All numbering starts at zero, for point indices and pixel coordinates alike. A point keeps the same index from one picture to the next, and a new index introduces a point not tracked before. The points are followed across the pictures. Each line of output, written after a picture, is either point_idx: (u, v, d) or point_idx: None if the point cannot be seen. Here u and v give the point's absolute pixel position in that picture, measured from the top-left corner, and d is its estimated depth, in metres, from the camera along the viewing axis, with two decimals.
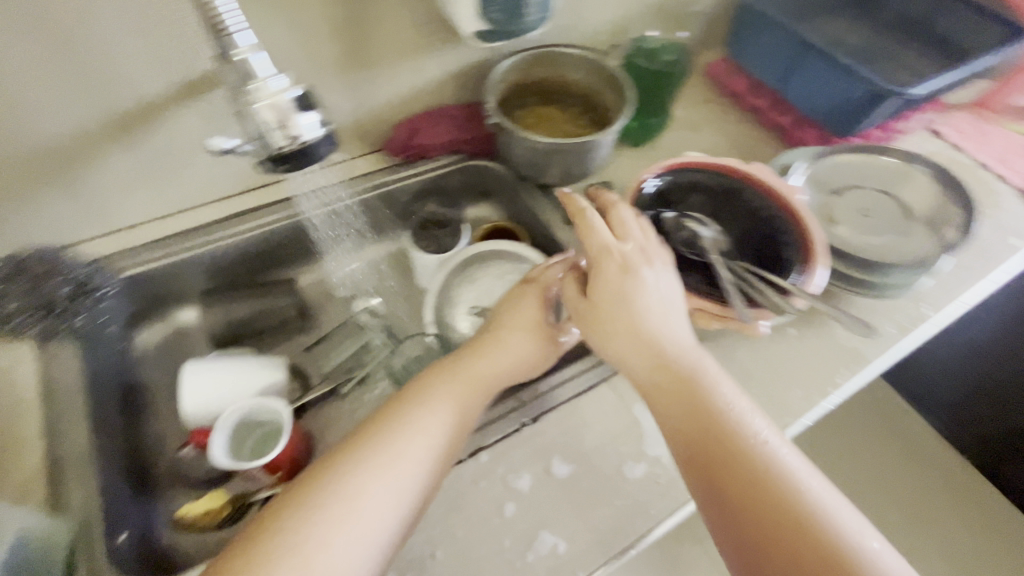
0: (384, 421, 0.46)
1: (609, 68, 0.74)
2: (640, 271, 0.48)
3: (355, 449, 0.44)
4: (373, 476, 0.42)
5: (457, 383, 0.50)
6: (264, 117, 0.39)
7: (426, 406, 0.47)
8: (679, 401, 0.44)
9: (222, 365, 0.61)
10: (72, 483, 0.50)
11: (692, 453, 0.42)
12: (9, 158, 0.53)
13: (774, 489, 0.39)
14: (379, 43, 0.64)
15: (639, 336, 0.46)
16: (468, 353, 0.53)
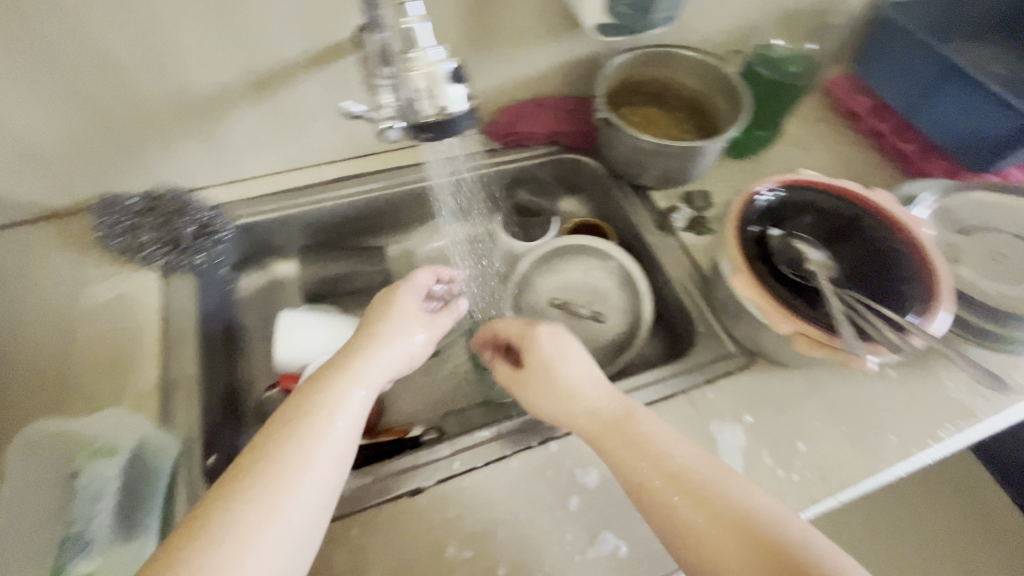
0: (287, 415, 0.40)
1: (725, 74, 0.70)
2: (558, 336, 0.53)
3: (264, 444, 0.38)
4: (292, 468, 0.37)
5: (371, 362, 0.45)
6: (415, 83, 0.37)
7: (338, 386, 0.42)
8: (626, 447, 0.46)
9: (316, 318, 0.64)
10: (179, 405, 0.54)
11: (653, 504, 0.42)
12: (161, 104, 0.59)
13: (697, 496, 0.41)
14: (502, 28, 0.64)
15: (569, 395, 0.50)
16: (375, 336, 0.47)
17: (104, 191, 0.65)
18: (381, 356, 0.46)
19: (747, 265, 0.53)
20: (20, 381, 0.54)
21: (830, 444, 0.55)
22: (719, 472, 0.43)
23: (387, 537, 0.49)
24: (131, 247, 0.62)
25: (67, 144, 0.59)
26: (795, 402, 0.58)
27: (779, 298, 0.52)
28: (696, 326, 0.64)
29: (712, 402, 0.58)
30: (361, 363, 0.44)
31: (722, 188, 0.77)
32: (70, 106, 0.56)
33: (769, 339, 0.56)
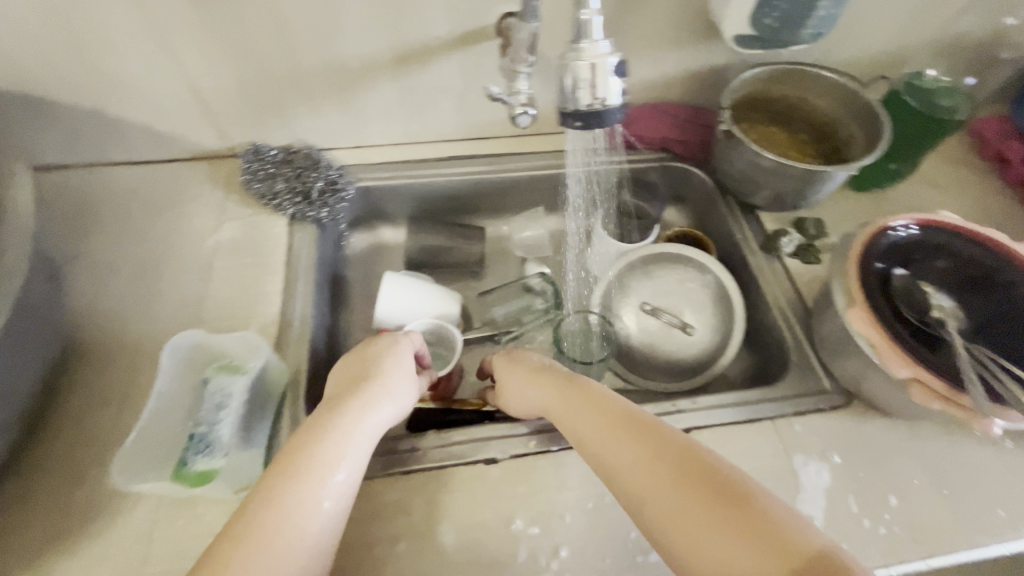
0: (289, 463, 0.40)
1: (865, 99, 0.68)
2: (511, 350, 0.59)
3: (272, 492, 0.39)
4: (298, 517, 0.38)
5: (372, 415, 0.46)
6: (580, 73, 0.39)
7: (342, 435, 0.43)
8: (576, 408, 0.47)
9: (408, 286, 0.67)
10: (291, 340, 0.59)
11: (600, 460, 0.43)
12: (318, 68, 0.65)
13: (622, 440, 0.42)
14: (639, 29, 0.65)
15: (526, 385, 0.53)
16: (375, 388, 0.48)
17: (251, 141, 0.72)
18: (380, 408, 0.47)
19: (866, 299, 0.51)
20: (166, 295, 0.62)
21: (925, 503, 0.52)
22: (653, 416, 0.43)
23: (460, 498, 0.51)
24: (267, 194, 0.68)
25: (231, 94, 0.66)
26: (891, 452, 0.55)
27: (898, 338, 0.49)
28: (792, 356, 0.62)
29: (799, 437, 0.55)
30: (362, 414, 0.46)
31: (837, 220, 0.73)
32: (242, 61, 0.62)
33: (874, 382, 0.54)
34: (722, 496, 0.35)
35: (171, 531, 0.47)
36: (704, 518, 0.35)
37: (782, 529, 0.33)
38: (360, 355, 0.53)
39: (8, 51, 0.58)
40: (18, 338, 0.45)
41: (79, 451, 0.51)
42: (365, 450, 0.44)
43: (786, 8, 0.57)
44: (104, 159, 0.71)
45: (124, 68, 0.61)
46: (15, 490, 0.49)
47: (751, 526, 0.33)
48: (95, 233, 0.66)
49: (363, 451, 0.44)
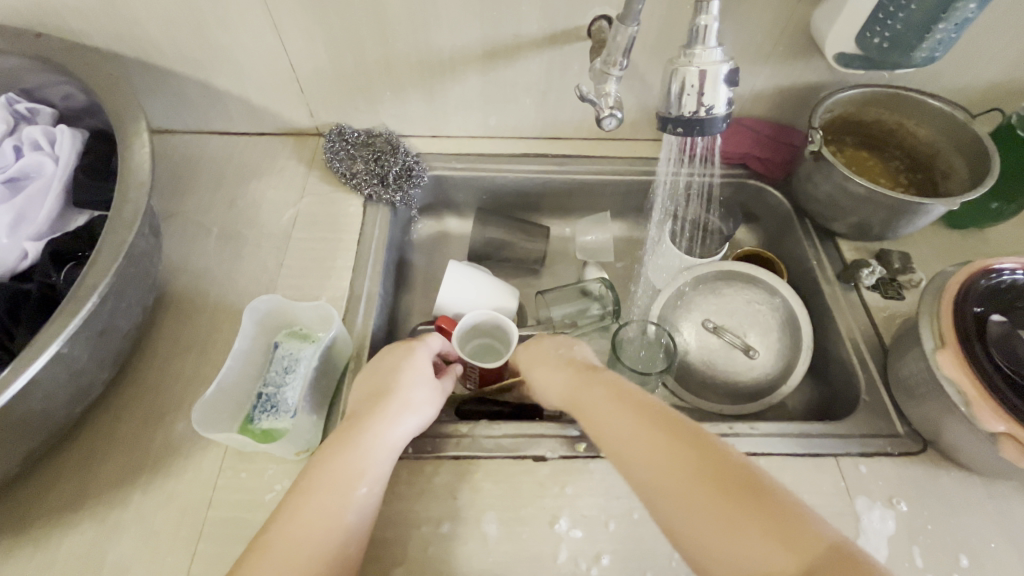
0: (314, 478, 0.42)
1: (971, 130, 0.64)
2: (540, 339, 0.60)
3: (299, 506, 0.41)
4: (326, 531, 0.40)
5: (395, 430, 0.47)
6: (688, 79, 0.39)
7: (365, 450, 0.45)
8: (602, 405, 0.47)
9: (461, 276, 0.67)
10: (357, 316, 0.62)
11: (625, 459, 0.42)
12: (410, 57, 0.67)
13: (649, 443, 0.41)
14: (734, 41, 0.63)
15: (554, 375, 0.53)
16: (395, 401, 0.48)
17: (337, 121, 0.75)
18: (401, 421, 0.48)
19: (958, 341, 0.48)
20: (247, 259, 0.66)
21: (1001, 569, 0.48)
22: (669, 407, 0.44)
23: (506, 490, 0.52)
24: (346, 173, 0.71)
25: (325, 76, 0.69)
26: (967, 509, 0.51)
27: (992, 388, 0.46)
28: (862, 393, 0.59)
29: (864, 478, 0.53)
30: (383, 428, 0.46)
31: (924, 256, 0.69)
32: (340, 46, 0.65)
33: (956, 432, 0.50)
34: (737, 489, 0.36)
35: (234, 482, 0.50)
36: (725, 513, 0.35)
37: (800, 522, 0.34)
38: (381, 359, 0.53)
39: (137, 22, 0.63)
40: (124, 284, 0.48)
41: (159, 394, 0.55)
42: (388, 463, 0.46)
43: (898, 28, 0.55)
44: (203, 127, 0.76)
45: (233, 44, 0.65)
46: (102, 423, 0.53)
47: (769, 517, 0.34)
48: (188, 195, 0.71)
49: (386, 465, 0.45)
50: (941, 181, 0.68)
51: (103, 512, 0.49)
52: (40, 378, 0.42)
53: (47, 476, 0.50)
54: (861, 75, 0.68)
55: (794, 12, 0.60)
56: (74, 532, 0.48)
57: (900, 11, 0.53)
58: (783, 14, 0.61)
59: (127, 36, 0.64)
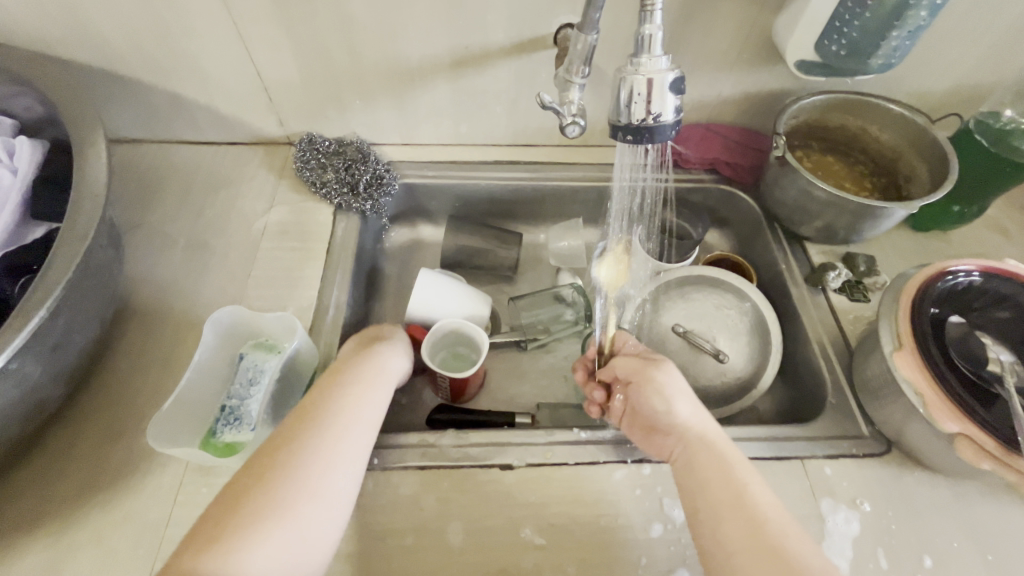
0: (320, 394, 0.45)
1: (932, 136, 0.65)
2: (652, 352, 0.57)
3: (308, 412, 0.44)
4: (305, 493, 0.39)
5: (388, 366, 0.51)
6: (635, 87, 0.39)
7: (342, 404, 0.45)
8: (708, 468, 0.45)
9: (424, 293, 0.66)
10: (325, 325, 0.61)
11: (708, 523, 0.42)
12: (378, 65, 0.67)
13: (742, 524, 0.40)
14: (698, 48, 0.64)
15: (664, 398, 0.50)
16: (384, 348, 0.53)
17: (307, 130, 0.75)
18: (377, 390, 0.48)
19: (916, 343, 0.48)
20: (214, 270, 0.65)
21: (964, 568, 0.49)
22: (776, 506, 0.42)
23: (472, 500, 0.51)
24: (316, 182, 0.71)
25: (293, 85, 0.69)
26: (931, 509, 0.52)
27: (950, 389, 0.46)
28: (828, 395, 0.59)
29: (829, 480, 0.53)
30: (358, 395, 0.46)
31: (890, 259, 0.70)
32: (307, 54, 0.65)
33: (918, 433, 0.51)
34: None
35: (195, 498, 0.49)
36: None
37: None
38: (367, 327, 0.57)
39: (100, 31, 0.62)
40: (79, 298, 0.48)
41: (119, 408, 0.54)
42: (368, 428, 0.45)
43: (854, 36, 0.55)
44: (171, 137, 0.76)
45: (198, 53, 0.65)
46: (59, 440, 0.52)
47: None
48: (155, 206, 0.70)
49: (367, 431, 0.45)
50: (903, 184, 0.70)
51: (57, 531, 0.47)
52: None
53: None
54: (825, 82, 0.69)
55: (756, 20, 0.61)
56: (26, 554, 0.46)
57: (855, 19, 0.54)
58: (745, 21, 0.61)
59: (90, 45, 0.64)
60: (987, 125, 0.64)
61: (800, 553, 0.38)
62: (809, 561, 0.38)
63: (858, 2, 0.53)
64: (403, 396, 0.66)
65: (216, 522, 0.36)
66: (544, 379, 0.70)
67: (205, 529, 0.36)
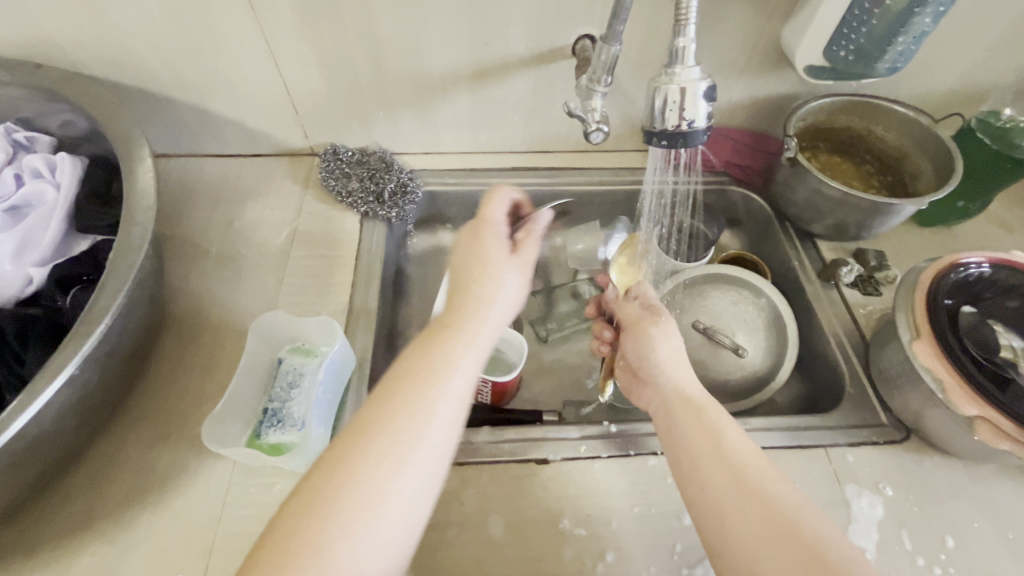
0: (414, 364, 0.41)
1: (938, 135, 0.68)
2: (658, 303, 0.63)
3: (398, 389, 0.39)
4: (381, 495, 0.35)
5: (484, 328, 0.44)
6: (670, 95, 0.42)
7: (430, 383, 0.39)
8: (694, 426, 0.47)
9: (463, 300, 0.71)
10: (359, 329, 0.63)
11: (693, 475, 0.44)
12: (401, 78, 0.69)
13: (725, 475, 0.42)
14: (709, 56, 0.67)
15: (647, 344, 0.57)
16: (479, 304, 0.46)
17: (331, 141, 0.77)
18: (461, 368, 0.41)
19: (933, 333, 0.51)
20: (247, 279, 0.67)
21: (985, 547, 0.51)
22: (763, 462, 0.43)
23: (509, 493, 0.53)
24: (342, 192, 0.73)
25: (320, 98, 0.71)
26: (951, 492, 0.54)
27: (968, 375, 0.49)
28: (846, 386, 0.61)
29: (852, 467, 0.55)
30: (431, 394, 0.39)
31: (899, 254, 0.73)
32: (333, 68, 0.67)
33: (937, 419, 0.53)
34: (794, 545, 0.36)
35: (243, 498, 0.51)
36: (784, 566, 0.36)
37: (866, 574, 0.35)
38: (454, 261, 0.50)
39: (135, 50, 0.64)
40: (130, 306, 0.50)
41: (164, 415, 0.55)
42: (441, 440, 0.38)
43: (862, 42, 0.58)
44: (198, 150, 0.78)
45: (228, 70, 0.67)
46: (108, 445, 0.53)
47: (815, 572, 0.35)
48: (186, 217, 0.72)
49: (438, 446, 0.38)
50: (909, 182, 0.72)
51: (111, 533, 0.49)
52: (55, 401, 0.43)
53: (51, 499, 0.50)
54: (831, 85, 0.72)
55: (766, 29, 0.64)
56: (82, 556, 0.48)
57: (863, 26, 0.57)
58: (755, 30, 0.64)
59: (125, 65, 0.66)
60: (988, 123, 0.67)
61: (785, 506, 0.39)
62: (795, 509, 0.39)
63: (866, 10, 0.56)
64: None
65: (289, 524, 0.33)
66: (569, 377, 0.72)
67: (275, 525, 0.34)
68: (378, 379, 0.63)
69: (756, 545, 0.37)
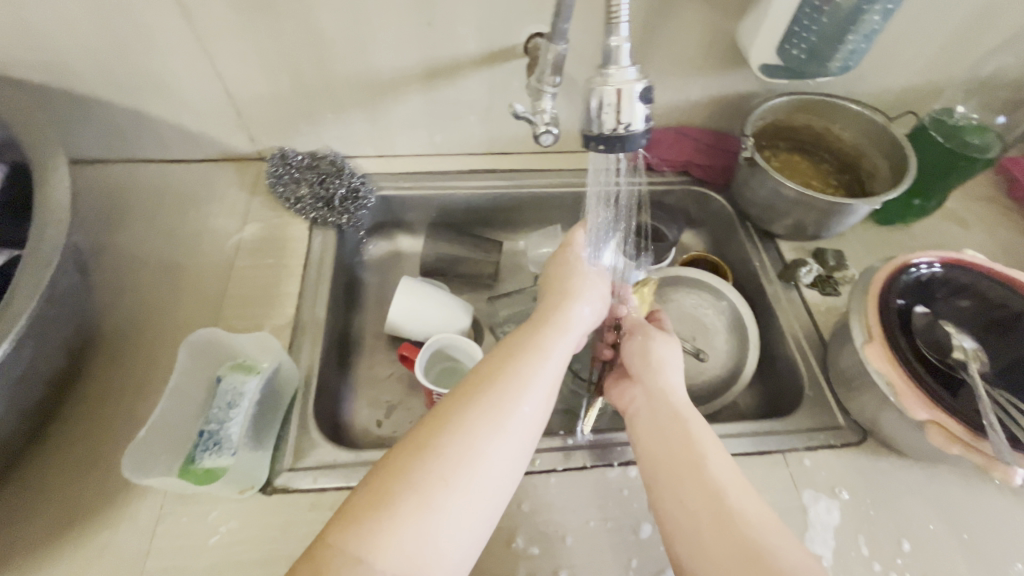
0: (516, 346, 0.46)
1: (892, 134, 0.67)
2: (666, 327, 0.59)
3: (502, 365, 0.44)
4: (484, 453, 0.38)
5: (578, 323, 0.51)
6: (604, 98, 0.40)
7: (528, 363, 0.44)
8: (677, 436, 0.45)
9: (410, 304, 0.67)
10: (305, 343, 0.60)
11: (669, 487, 0.42)
12: (348, 79, 0.66)
13: (702, 493, 0.40)
14: (664, 55, 0.66)
15: (649, 349, 0.54)
16: (572, 296, 0.53)
17: (279, 144, 0.74)
18: (553, 356, 0.46)
19: (885, 336, 0.50)
20: (188, 291, 0.63)
21: (941, 549, 0.50)
22: (744, 482, 0.42)
23: None
24: (291, 198, 0.70)
25: (263, 101, 0.68)
26: (908, 494, 0.53)
27: (918, 378, 0.48)
28: (806, 388, 0.61)
29: (809, 472, 0.54)
30: (529, 371, 0.44)
31: (858, 253, 0.73)
32: (275, 70, 0.64)
33: (892, 422, 0.53)
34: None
35: (175, 528, 0.48)
36: None
37: None
38: (549, 267, 0.58)
39: (58, 51, 0.60)
40: (43, 327, 0.46)
41: (91, 439, 0.52)
42: (537, 413, 0.42)
43: (813, 41, 0.58)
44: (138, 156, 0.74)
45: (161, 71, 0.63)
46: (28, 474, 0.50)
47: None
48: (123, 226, 0.68)
49: (532, 418, 0.42)
50: (867, 181, 0.72)
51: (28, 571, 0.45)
52: None
53: None
54: (789, 84, 0.71)
55: (721, 26, 0.63)
56: None
57: (813, 24, 0.56)
58: (709, 29, 0.63)
59: (47, 66, 0.62)
60: (940, 121, 0.67)
61: (763, 532, 0.38)
62: (769, 534, 0.38)
63: (815, 8, 0.55)
64: (387, 410, 0.65)
65: (395, 472, 0.37)
66: None
67: (378, 475, 0.37)
68: (327, 393, 0.61)
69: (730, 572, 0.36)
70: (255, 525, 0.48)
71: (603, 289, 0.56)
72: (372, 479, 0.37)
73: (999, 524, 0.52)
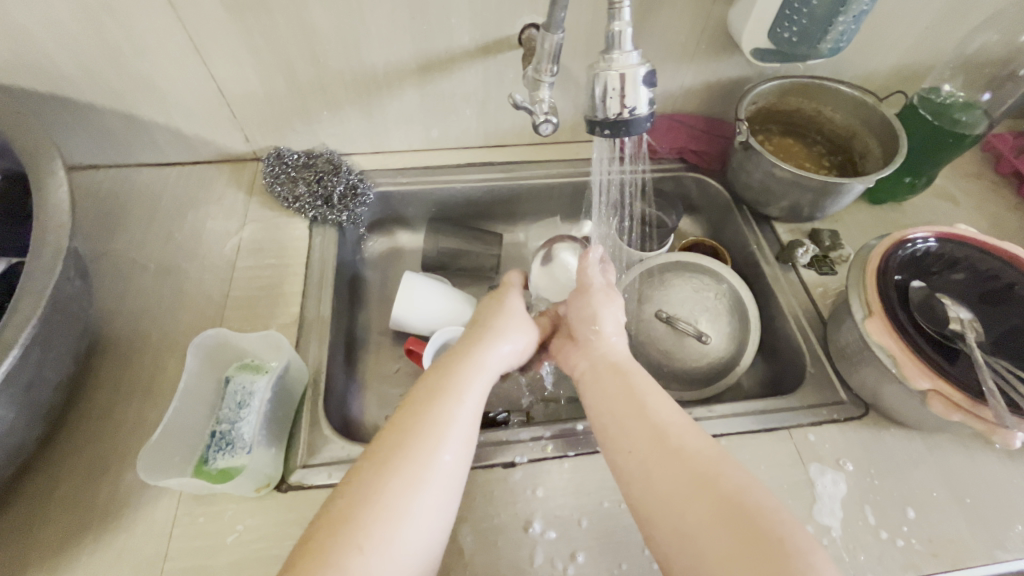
0: (427, 393, 0.44)
1: (881, 113, 0.68)
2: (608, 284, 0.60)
3: (414, 414, 0.42)
4: (403, 515, 0.37)
5: (492, 357, 0.51)
6: (608, 83, 0.41)
7: (443, 409, 0.43)
8: (618, 390, 0.47)
9: (414, 292, 0.66)
10: (311, 340, 0.60)
11: (616, 440, 0.43)
12: (342, 76, 0.66)
13: (644, 434, 0.42)
14: (657, 43, 0.66)
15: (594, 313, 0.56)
16: (487, 332, 0.53)
17: (275, 144, 0.73)
18: (467, 399, 0.45)
19: (885, 311, 0.51)
20: (189, 293, 0.63)
21: (944, 514, 0.52)
22: (685, 416, 0.43)
23: (474, 500, 0.51)
24: (288, 197, 0.69)
25: (257, 100, 0.67)
26: (910, 463, 0.55)
27: (917, 349, 0.50)
28: (808, 366, 0.62)
29: (815, 446, 0.55)
30: (445, 418, 0.42)
31: (852, 232, 0.74)
32: (268, 68, 0.64)
33: (894, 394, 0.54)
34: (713, 491, 0.36)
35: (191, 529, 0.48)
36: (710, 521, 0.34)
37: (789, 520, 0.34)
38: (478, 308, 0.59)
39: (44, 56, 0.59)
40: (48, 333, 0.46)
41: (100, 445, 0.52)
42: (457, 459, 0.41)
43: (803, 24, 0.58)
44: (130, 160, 0.73)
45: (151, 73, 0.62)
46: (37, 482, 0.49)
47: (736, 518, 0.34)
48: (119, 231, 0.68)
49: (452, 467, 0.40)
50: (858, 161, 0.73)
51: None
52: None
53: None
54: (779, 67, 0.72)
55: (711, 13, 0.64)
56: None
57: (803, 7, 0.57)
58: (701, 15, 0.64)
59: (32, 72, 0.60)
60: (929, 100, 0.68)
61: (703, 454, 0.39)
62: (711, 455, 0.39)
63: None
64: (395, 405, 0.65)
65: (317, 545, 0.35)
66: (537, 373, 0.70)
67: (301, 552, 0.35)
68: (336, 390, 0.61)
69: (678, 498, 0.37)
70: (272, 522, 0.48)
71: (524, 330, 0.56)
72: (298, 551, 0.35)
73: (997, 488, 0.54)
